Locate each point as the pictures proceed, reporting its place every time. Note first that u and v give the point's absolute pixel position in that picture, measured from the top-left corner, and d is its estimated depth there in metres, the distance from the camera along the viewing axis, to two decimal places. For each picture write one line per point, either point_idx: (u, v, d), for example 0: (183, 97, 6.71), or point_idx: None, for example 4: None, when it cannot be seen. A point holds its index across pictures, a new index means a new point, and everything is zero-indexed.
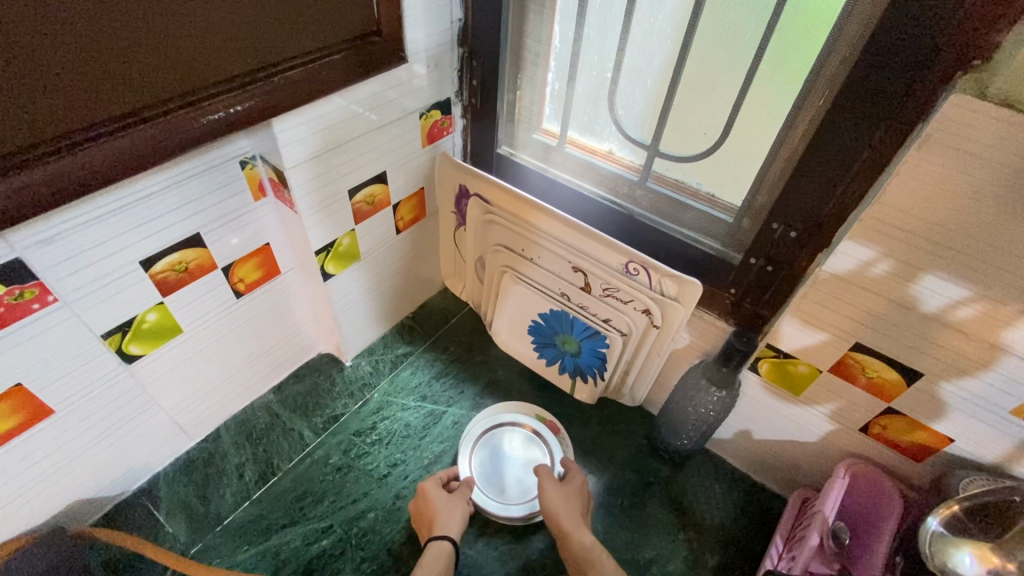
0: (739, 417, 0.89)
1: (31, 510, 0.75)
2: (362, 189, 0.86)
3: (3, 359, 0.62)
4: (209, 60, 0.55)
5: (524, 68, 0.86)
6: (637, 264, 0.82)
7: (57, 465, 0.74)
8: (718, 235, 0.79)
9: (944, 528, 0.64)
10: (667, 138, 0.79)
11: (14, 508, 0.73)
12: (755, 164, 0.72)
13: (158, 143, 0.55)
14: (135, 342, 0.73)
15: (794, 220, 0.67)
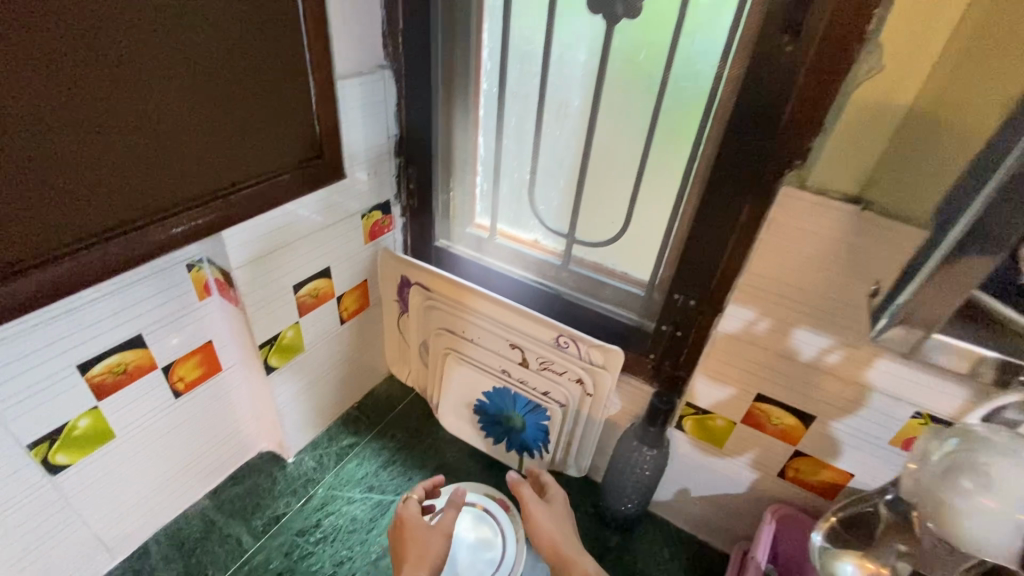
0: (675, 476, 0.94)
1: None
2: (307, 284, 0.91)
3: None
4: (175, 184, 0.63)
5: (455, 173, 0.98)
6: (566, 337, 0.90)
7: None
8: (634, 307, 0.90)
9: None
10: (582, 227, 0.92)
11: None
12: (655, 245, 0.85)
13: (114, 263, 0.59)
14: (64, 450, 0.71)
15: (691, 290, 0.78)
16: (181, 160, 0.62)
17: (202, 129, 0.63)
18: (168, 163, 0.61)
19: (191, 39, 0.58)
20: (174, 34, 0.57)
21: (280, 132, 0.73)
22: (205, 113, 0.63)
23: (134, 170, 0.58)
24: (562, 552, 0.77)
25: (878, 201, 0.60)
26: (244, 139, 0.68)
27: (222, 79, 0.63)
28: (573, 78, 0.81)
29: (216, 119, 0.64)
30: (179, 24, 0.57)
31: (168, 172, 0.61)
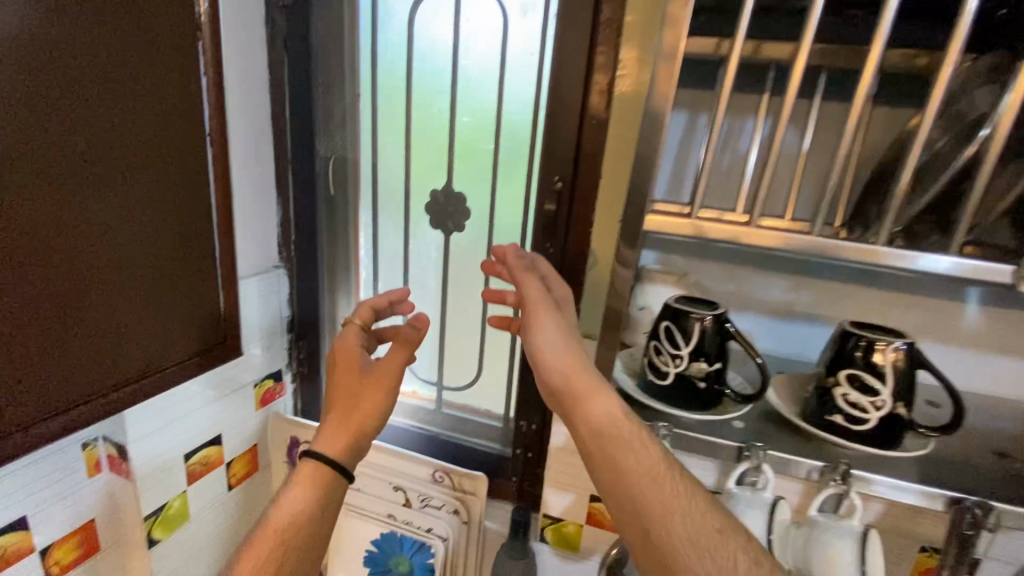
0: None
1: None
2: (198, 453, 1.00)
3: None
4: (58, 384, 0.63)
5: (340, 342, 1.20)
6: (441, 471, 1.06)
7: None
8: (494, 438, 1.10)
9: None
10: (449, 376, 1.13)
11: None
12: (502, 385, 1.09)
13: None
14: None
15: (530, 416, 1.02)
16: (77, 368, 0.65)
17: (102, 335, 0.67)
18: (63, 370, 0.63)
19: (102, 260, 0.65)
20: (89, 257, 0.63)
21: (181, 322, 0.77)
22: (110, 321, 0.67)
23: (27, 381, 0.60)
24: (576, 387, 0.67)
25: None
26: (144, 338, 0.72)
27: (127, 291, 0.69)
28: (427, 266, 1.09)
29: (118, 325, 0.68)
30: (99, 239, 0.64)
31: (61, 380, 0.63)
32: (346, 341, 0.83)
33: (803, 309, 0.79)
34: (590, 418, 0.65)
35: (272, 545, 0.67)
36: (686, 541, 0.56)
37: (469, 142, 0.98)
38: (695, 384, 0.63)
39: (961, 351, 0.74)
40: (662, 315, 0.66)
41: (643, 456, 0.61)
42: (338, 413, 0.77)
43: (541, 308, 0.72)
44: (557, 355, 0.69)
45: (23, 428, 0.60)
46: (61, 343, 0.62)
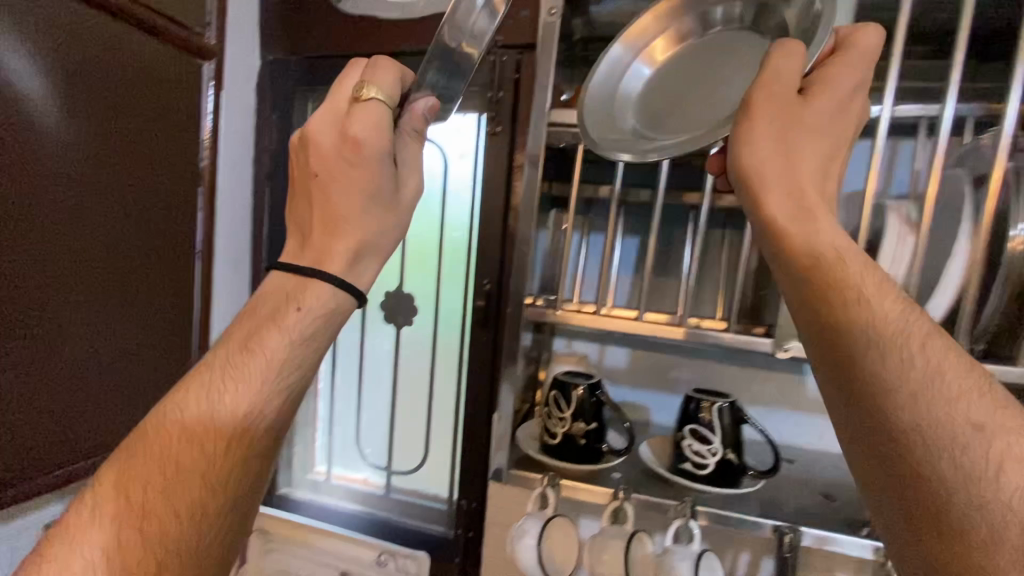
0: None
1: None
2: None
3: None
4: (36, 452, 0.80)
5: (296, 430, 1.30)
6: (386, 554, 1.12)
7: None
8: (440, 521, 1.18)
9: None
10: (397, 461, 1.25)
11: None
12: (445, 467, 1.20)
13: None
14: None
15: (471, 494, 1.11)
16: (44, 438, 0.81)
17: (108, 366, 0.90)
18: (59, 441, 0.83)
19: (77, 342, 0.84)
20: (64, 356, 0.82)
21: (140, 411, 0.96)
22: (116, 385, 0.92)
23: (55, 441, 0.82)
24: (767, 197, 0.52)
25: None
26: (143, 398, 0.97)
27: (151, 349, 0.98)
28: (381, 359, 1.25)
29: (124, 386, 0.93)
30: (73, 335, 0.83)
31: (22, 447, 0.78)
32: (341, 89, 0.57)
33: (683, 384, 0.95)
34: (812, 241, 0.50)
35: (199, 408, 0.49)
36: (926, 434, 0.41)
37: (417, 251, 1.18)
38: (577, 443, 0.74)
39: (808, 415, 0.91)
40: (552, 385, 0.78)
41: (868, 312, 0.46)
42: (314, 188, 0.56)
43: (799, 113, 0.52)
44: (785, 171, 0.52)
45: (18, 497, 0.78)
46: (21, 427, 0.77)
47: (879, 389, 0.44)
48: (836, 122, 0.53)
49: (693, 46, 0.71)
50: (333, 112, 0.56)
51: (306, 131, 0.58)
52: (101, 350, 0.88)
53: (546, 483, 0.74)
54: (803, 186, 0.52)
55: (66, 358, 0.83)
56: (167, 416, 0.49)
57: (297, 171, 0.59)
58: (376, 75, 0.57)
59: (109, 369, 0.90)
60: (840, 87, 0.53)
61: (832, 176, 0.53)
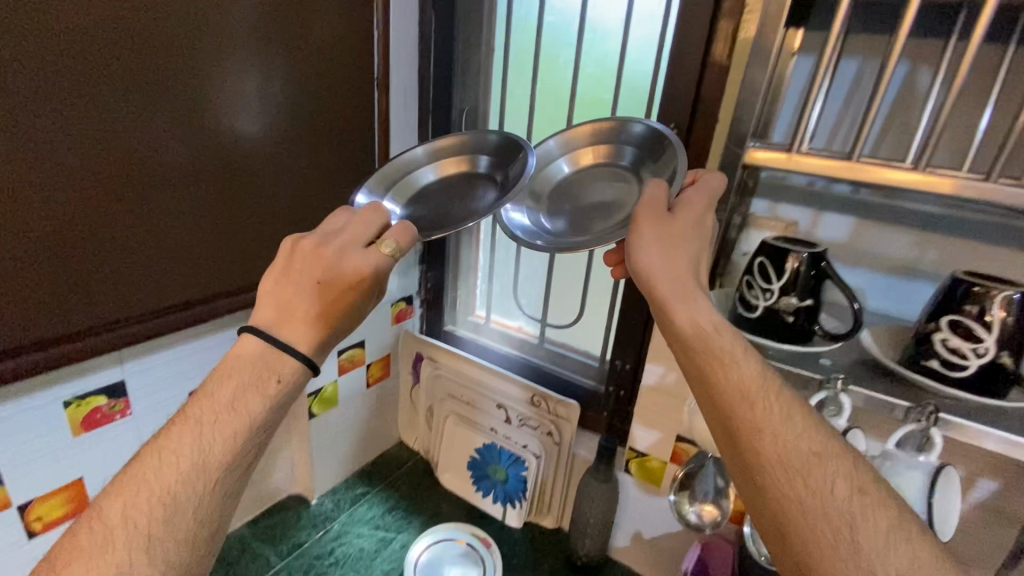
0: (630, 518, 1.14)
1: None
2: (346, 352, 1.24)
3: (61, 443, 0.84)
4: (196, 281, 0.89)
5: (460, 275, 1.36)
6: (539, 396, 1.18)
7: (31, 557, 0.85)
8: (591, 376, 1.20)
9: None
10: (552, 314, 1.26)
11: None
12: (601, 327, 1.18)
13: (181, 322, 0.89)
14: (65, 495, 0.86)
15: (627, 357, 1.09)
16: (210, 257, 0.89)
17: (267, 208, 0.96)
18: (223, 263, 0.92)
19: (227, 183, 0.88)
20: (217, 194, 0.87)
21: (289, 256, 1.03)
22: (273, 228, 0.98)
23: (216, 264, 0.91)
24: (662, 293, 0.64)
25: None
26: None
27: (308, 202, 1.03)
28: None
29: (279, 232, 0.99)
30: (224, 175, 0.87)
31: (189, 259, 0.86)
32: (336, 240, 0.67)
33: (929, 266, 0.74)
34: (675, 321, 0.62)
35: (236, 390, 0.60)
36: (780, 463, 0.52)
37: (593, 91, 1.03)
38: (783, 321, 0.63)
39: None
40: (756, 250, 0.65)
41: (734, 373, 0.58)
42: (332, 287, 0.65)
43: (672, 230, 0.66)
44: (666, 268, 0.64)
45: (187, 303, 0.89)
46: (192, 241, 0.86)
47: (737, 431, 0.55)
48: (700, 222, 0.68)
49: (611, 162, 0.83)
50: (326, 265, 0.66)
51: (303, 240, 0.68)
52: (251, 196, 0.92)
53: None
54: (661, 285, 0.64)
55: (233, 188, 0.89)
56: (154, 466, 0.55)
57: (269, 284, 0.67)
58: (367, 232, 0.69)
59: (259, 211, 0.95)
60: (688, 214, 0.67)
61: (691, 277, 0.65)
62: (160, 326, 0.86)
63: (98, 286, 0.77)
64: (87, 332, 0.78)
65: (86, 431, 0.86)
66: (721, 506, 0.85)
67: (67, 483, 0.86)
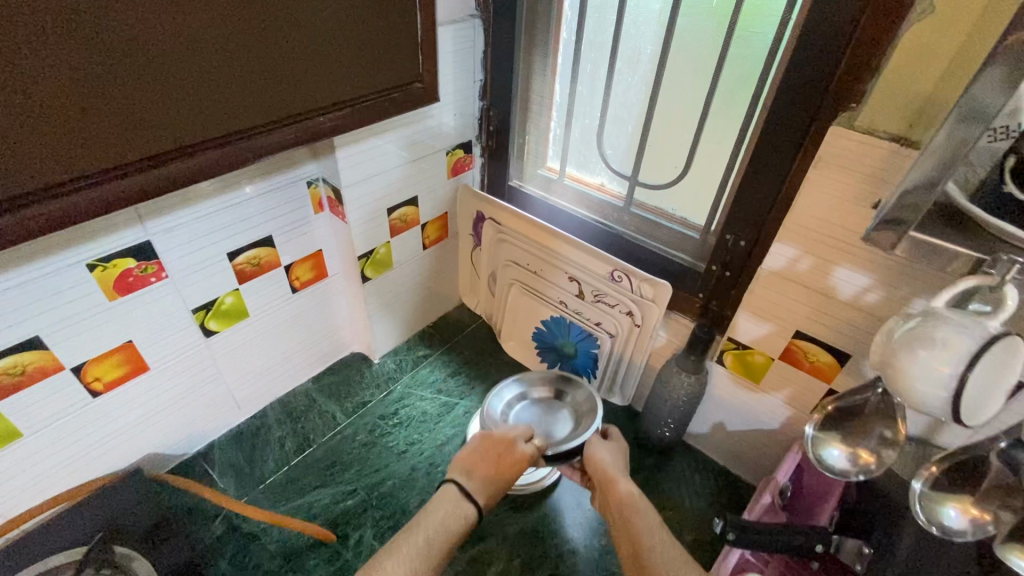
0: (714, 409, 1.01)
1: (52, 489, 0.86)
2: (398, 210, 1.07)
3: (97, 308, 0.77)
4: (244, 101, 0.63)
5: (530, 117, 1.09)
6: (620, 271, 0.99)
7: (101, 414, 0.85)
8: (687, 250, 0.97)
9: (961, 522, 0.59)
10: (644, 171, 0.99)
11: (81, 436, 0.84)
12: (710, 191, 0.92)
13: (192, 172, 0.62)
14: (118, 356, 0.83)
15: (742, 232, 0.84)
16: (217, 73, 0.59)
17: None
18: (237, 84, 0.62)
19: None
20: None
21: (358, 64, 0.74)
22: (304, 34, 0.66)
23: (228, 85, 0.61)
24: (599, 479, 0.80)
25: (919, 136, 0.62)
26: (336, 64, 0.72)
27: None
28: (651, 27, 0.87)
29: (313, 41, 0.67)
30: None
31: (187, 76, 0.57)
32: (500, 431, 0.81)
33: None
34: (609, 487, 0.77)
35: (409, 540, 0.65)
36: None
37: None
38: None
39: None
40: None
41: (637, 518, 0.71)
42: (501, 464, 0.76)
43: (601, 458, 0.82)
44: (606, 473, 0.79)
45: (194, 143, 0.62)
46: (207, 39, 0.57)
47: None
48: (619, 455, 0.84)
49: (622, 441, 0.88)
50: (497, 451, 0.78)
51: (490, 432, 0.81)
52: None
53: (1012, 273, 0.48)
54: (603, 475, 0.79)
55: None
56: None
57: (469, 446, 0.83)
58: (521, 429, 0.82)
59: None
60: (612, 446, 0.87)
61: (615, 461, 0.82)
62: (212, 166, 0.64)
63: (111, 101, 0.53)
64: (59, 179, 0.53)
65: (121, 295, 0.79)
66: (880, 457, 0.63)
67: (117, 346, 0.82)
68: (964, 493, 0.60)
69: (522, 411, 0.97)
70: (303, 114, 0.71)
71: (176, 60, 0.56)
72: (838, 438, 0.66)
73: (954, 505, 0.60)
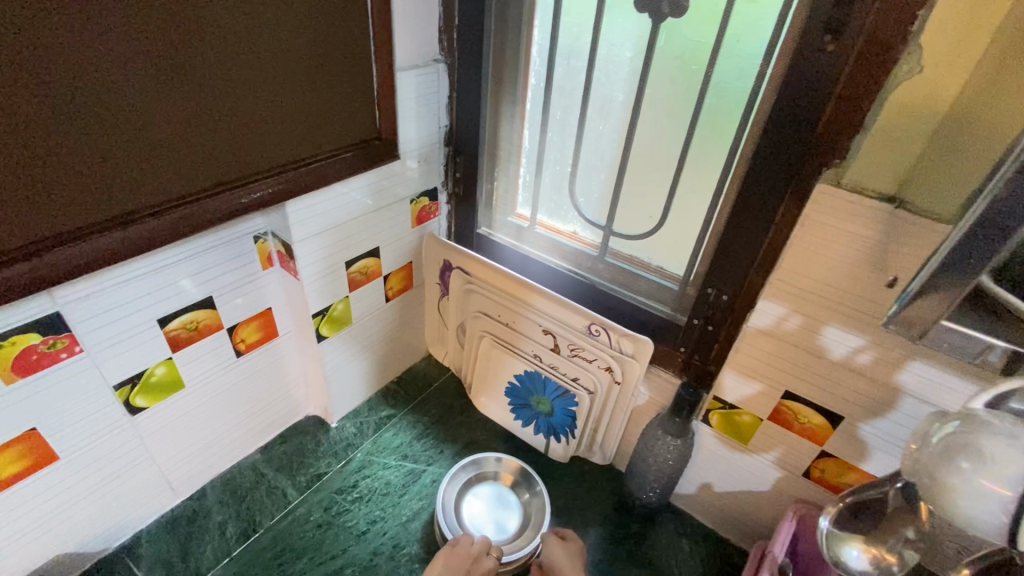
0: (700, 470, 0.95)
1: None
2: (357, 262, 0.99)
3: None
4: (169, 174, 0.62)
5: (499, 163, 1.04)
6: (598, 325, 0.93)
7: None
8: (667, 301, 0.92)
9: None
10: (619, 220, 0.95)
11: None
12: (688, 242, 0.88)
13: (120, 247, 0.61)
14: (18, 448, 0.70)
15: (725, 284, 0.77)
16: (137, 147, 0.58)
17: (232, 71, 0.62)
18: (172, 158, 0.61)
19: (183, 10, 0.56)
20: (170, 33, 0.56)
21: (299, 131, 0.73)
22: (244, 104, 0.65)
23: (153, 155, 0.59)
24: None
25: (913, 199, 0.60)
26: (283, 132, 0.71)
27: (296, 62, 0.68)
28: (624, 76, 0.84)
29: (255, 111, 0.66)
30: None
31: (103, 152, 0.56)
32: (464, 549, 0.84)
33: None
34: None
35: None
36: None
37: None
38: None
39: None
40: None
41: None
42: None
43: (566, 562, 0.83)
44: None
45: (129, 217, 0.61)
46: (122, 114, 0.55)
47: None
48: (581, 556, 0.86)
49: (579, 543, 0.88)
50: (464, 568, 0.80)
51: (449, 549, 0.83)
52: (224, 33, 0.60)
53: None
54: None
55: (200, 27, 0.58)
56: None
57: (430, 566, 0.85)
58: (481, 543, 0.85)
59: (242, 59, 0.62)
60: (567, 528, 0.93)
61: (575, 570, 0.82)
62: (133, 239, 0.62)
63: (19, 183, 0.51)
64: None
65: (22, 377, 0.67)
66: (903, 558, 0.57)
67: (18, 436, 0.69)
68: None
69: (474, 508, 0.97)
70: (239, 181, 0.69)
71: (101, 139, 0.55)
72: (855, 536, 0.61)
73: None
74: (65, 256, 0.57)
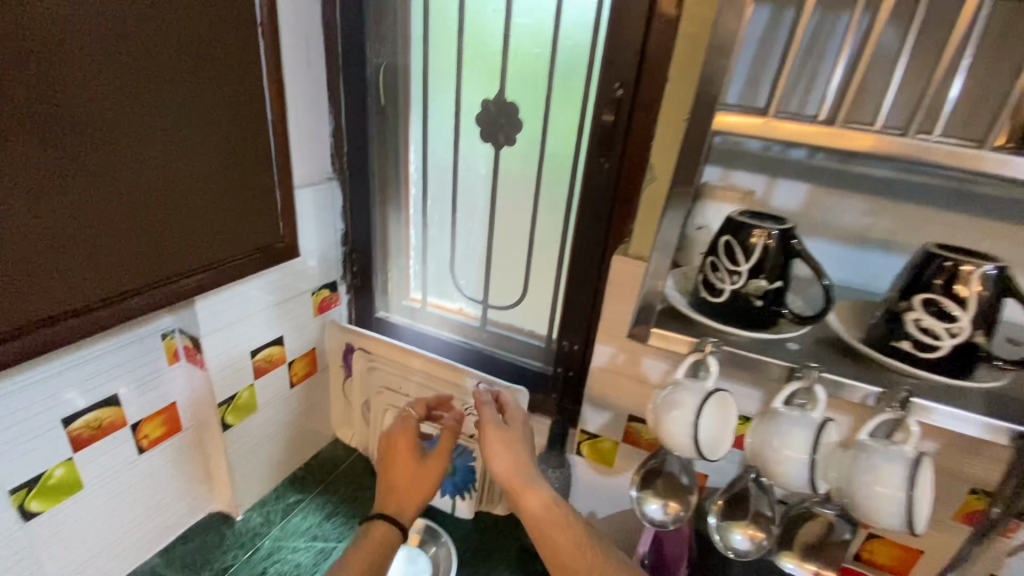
0: (583, 500, 1.10)
1: None
2: (262, 351, 1.09)
3: None
4: (99, 278, 0.72)
5: (390, 256, 1.23)
6: (485, 383, 1.10)
7: None
8: (537, 356, 1.12)
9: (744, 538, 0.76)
10: (493, 295, 1.16)
11: None
12: (546, 307, 1.11)
13: (47, 344, 0.69)
14: None
15: (575, 338, 1.01)
16: (73, 256, 0.68)
17: (161, 193, 0.77)
18: (103, 264, 0.72)
19: (123, 149, 0.71)
20: (110, 167, 0.70)
21: (217, 238, 0.87)
22: (170, 218, 0.79)
23: (88, 270, 0.71)
24: (513, 484, 0.81)
25: None
26: (202, 238, 0.84)
27: (216, 184, 0.84)
28: (480, 185, 1.08)
29: (179, 224, 0.80)
30: (115, 141, 0.70)
31: (41, 262, 0.65)
32: None
33: (881, 235, 0.72)
34: (525, 503, 0.80)
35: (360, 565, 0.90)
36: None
37: (526, 52, 0.93)
38: (751, 304, 0.59)
39: None
40: (722, 230, 0.61)
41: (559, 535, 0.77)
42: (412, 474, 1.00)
43: (508, 440, 0.85)
44: (506, 469, 0.82)
45: (58, 317, 0.69)
46: (63, 230, 0.67)
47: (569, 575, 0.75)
48: (523, 439, 0.87)
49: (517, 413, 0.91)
50: None
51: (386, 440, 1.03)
52: (156, 164, 0.75)
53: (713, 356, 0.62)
54: (516, 486, 0.81)
55: (136, 160, 0.72)
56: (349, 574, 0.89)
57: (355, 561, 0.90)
58: None
59: (170, 183, 0.77)
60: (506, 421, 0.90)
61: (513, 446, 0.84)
62: (61, 336, 0.70)
63: None
64: None
65: None
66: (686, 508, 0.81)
67: None
68: (740, 519, 0.77)
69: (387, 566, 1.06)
70: (162, 281, 0.81)
71: (41, 251, 0.65)
72: (653, 493, 0.82)
73: (738, 531, 0.77)
74: (2, 363, 0.65)
